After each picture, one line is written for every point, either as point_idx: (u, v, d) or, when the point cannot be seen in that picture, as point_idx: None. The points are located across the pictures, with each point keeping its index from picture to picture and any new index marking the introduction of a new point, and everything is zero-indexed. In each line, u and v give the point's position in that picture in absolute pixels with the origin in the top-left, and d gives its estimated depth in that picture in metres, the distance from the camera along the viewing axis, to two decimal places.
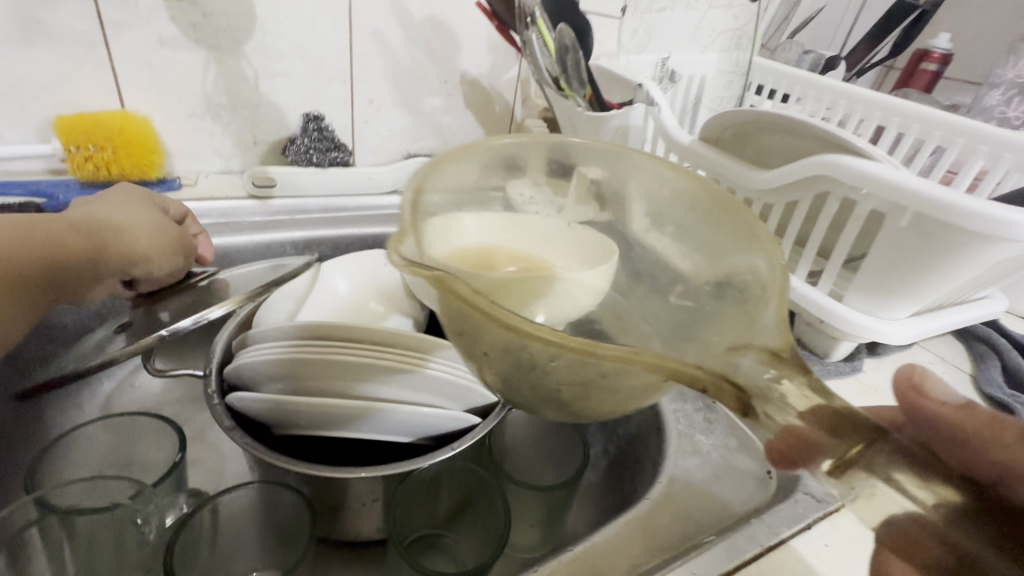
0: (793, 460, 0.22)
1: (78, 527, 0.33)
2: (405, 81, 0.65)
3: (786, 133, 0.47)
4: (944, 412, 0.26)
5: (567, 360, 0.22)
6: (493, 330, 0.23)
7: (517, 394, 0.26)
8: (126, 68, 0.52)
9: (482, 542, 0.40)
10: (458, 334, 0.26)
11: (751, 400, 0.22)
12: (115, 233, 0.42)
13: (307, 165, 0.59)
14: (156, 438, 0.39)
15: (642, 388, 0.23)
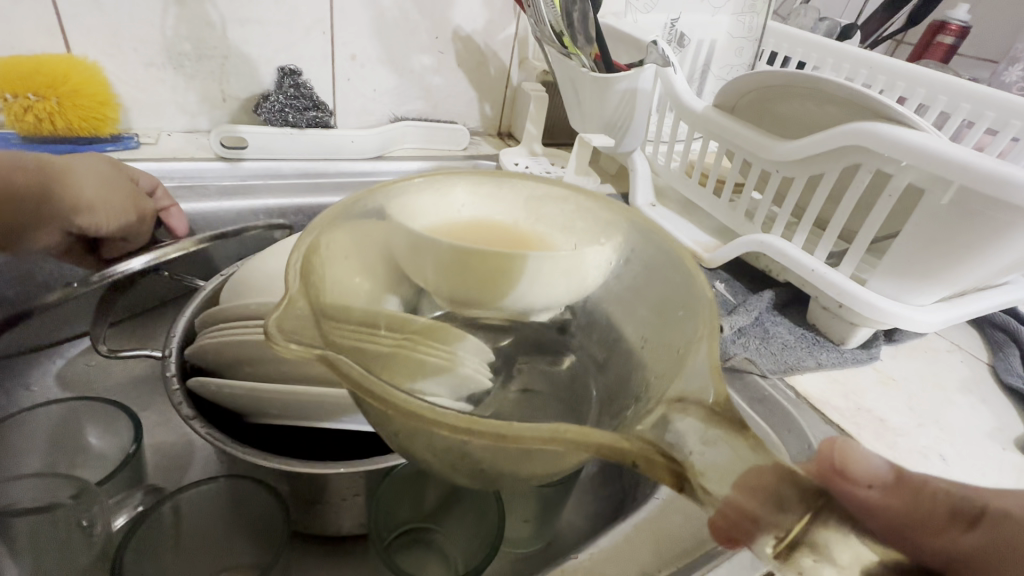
0: (733, 540, 0.18)
1: (14, 530, 0.28)
2: (392, 35, 0.59)
3: (808, 99, 0.43)
4: (880, 504, 0.18)
5: (482, 445, 0.19)
6: (396, 417, 0.20)
7: (436, 464, 0.23)
8: (71, 7, 0.46)
9: (474, 539, 0.37)
10: (369, 414, 0.23)
11: (686, 472, 0.18)
12: (64, 180, 0.39)
13: (282, 126, 0.54)
14: (109, 425, 0.35)
15: (561, 456, 0.21)
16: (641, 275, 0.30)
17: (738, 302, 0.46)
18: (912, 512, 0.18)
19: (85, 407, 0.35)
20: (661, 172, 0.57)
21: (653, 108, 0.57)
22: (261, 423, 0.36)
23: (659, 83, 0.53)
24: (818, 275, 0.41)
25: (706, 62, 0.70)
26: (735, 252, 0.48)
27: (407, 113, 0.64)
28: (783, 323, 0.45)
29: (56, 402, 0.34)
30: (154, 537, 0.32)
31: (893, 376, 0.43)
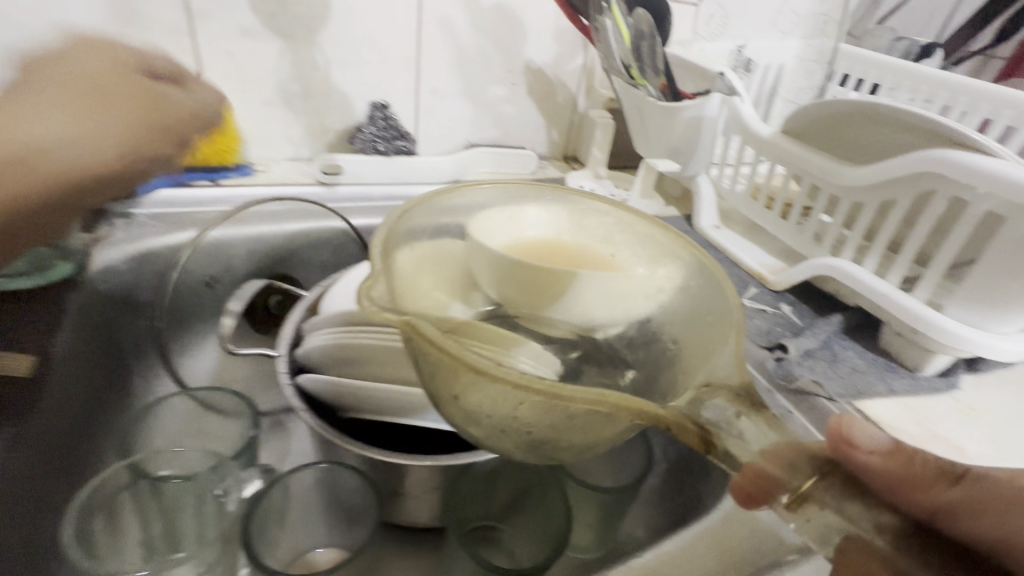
0: (753, 498, 0.22)
1: (164, 493, 0.34)
2: (470, 70, 0.64)
3: (881, 126, 0.44)
4: (880, 465, 0.22)
5: (532, 403, 0.22)
6: (464, 376, 0.23)
7: (497, 440, 0.26)
8: (209, 58, 0.55)
9: (540, 538, 0.39)
10: (429, 377, 0.26)
11: (711, 434, 0.22)
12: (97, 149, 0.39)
13: (373, 154, 0.60)
14: (234, 416, 0.40)
15: (603, 423, 0.23)
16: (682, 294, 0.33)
17: (803, 327, 0.46)
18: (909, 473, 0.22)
19: (209, 396, 0.40)
20: (726, 195, 0.58)
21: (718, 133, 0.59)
22: (354, 418, 0.41)
23: (724, 112, 0.55)
24: (890, 300, 0.41)
25: (773, 87, 0.70)
26: (803, 274, 0.48)
27: (480, 140, 0.69)
28: (853, 347, 0.45)
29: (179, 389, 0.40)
30: (270, 512, 0.36)
31: (975, 407, 0.41)
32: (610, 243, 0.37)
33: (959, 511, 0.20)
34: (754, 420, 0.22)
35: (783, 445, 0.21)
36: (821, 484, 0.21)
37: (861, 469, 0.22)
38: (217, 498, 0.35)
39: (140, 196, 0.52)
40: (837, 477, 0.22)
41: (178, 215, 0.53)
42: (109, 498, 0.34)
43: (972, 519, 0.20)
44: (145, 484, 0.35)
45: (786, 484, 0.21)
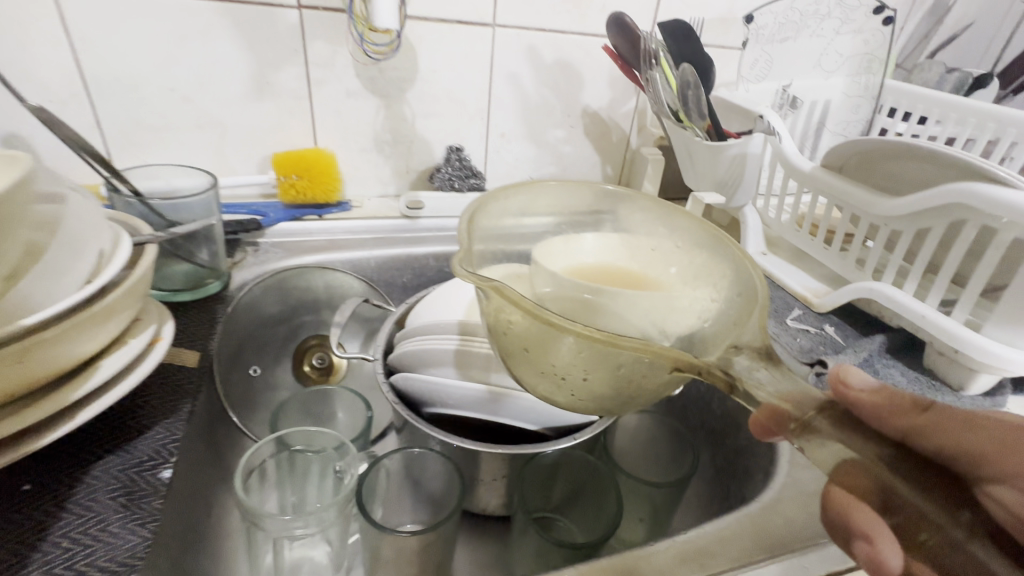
0: (770, 430, 0.27)
1: (298, 460, 0.44)
2: (534, 116, 0.73)
3: (918, 161, 0.47)
4: (871, 402, 0.27)
5: (590, 351, 0.28)
6: (537, 326, 0.29)
7: (553, 391, 0.32)
8: (321, 115, 0.65)
9: (596, 526, 0.45)
10: (503, 338, 0.32)
11: (736, 382, 0.27)
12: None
13: (450, 191, 0.70)
14: (350, 404, 0.51)
15: (646, 372, 0.29)
16: (720, 287, 0.37)
17: (847, 344, 0.50)
18: (895, 407, 0.27)
19: (323, 392, 0.51)
20: (772, 223, 0.62)
21: (764, 166, 0.63)
22: (433, 413, 0.48)
23: (769, 147, 0.60)
24: (928, 320, 0.44)
25: (820, 121, 0.74)
26: (845, 297, 0.51)
27: (541, 176, 0.78)
28: (896, 366, 0.48)
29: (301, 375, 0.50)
30: (376, 485, 0.45)
31: None
32: (653, 237, 0.44)
33: (928, 434, 0.26)
34: (770, 370, 0.28)
35: (792, 389, 0.27)
36: (822, 416, 0.26)
37: (853, 402, 0.27)
38: (337, 472, 0.44)
39: (265, 227, 0.63)
40: (835, 411, 0.27)
41: (293, 244, 0.64)
42: (261, 465, 0.42)
43: (935, 437, 0.26)
44: (285, 452, 0.44)
45: (798, 417, 0.26)
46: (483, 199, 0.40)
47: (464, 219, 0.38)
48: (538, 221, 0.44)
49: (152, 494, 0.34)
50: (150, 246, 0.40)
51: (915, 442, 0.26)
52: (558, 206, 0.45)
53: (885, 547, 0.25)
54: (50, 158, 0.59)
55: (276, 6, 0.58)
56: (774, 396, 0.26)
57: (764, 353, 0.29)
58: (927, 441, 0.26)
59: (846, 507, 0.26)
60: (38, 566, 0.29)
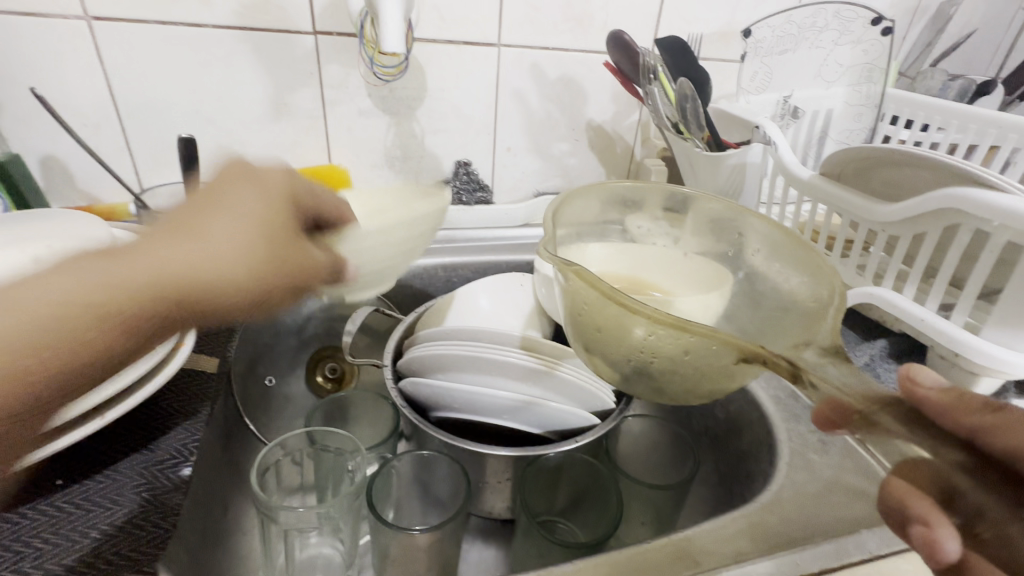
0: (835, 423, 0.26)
1: (319, 458, 0.46)
2: (539, 130, 0.75)
3: (913, 167, 0.48)
4: (935, 399, 0.26)
5: (659, 333, 0.29)
6: (609, 309, 0.30)
7: (619, 375, 0.34)
8: (335, 134, 0.69)
9: (597, 527, 0.46)
10: (577, 319, 0.34)
11: (801, 370, 0.28)
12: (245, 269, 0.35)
13: (457, 204, 0.72)
14: (375, 407, 0.54)
15: (714, 362, 0.30)
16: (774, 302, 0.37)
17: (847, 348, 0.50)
18: (959, 405, 0.26)
19: (347, 397, 0.53)
20: None
21: (766, 174, 0.65)
22: (442, 418, 0.50)
23: (768, 156, 0.61)
24: (927, 323, 0.45)
25: (823, 130, 0.75)
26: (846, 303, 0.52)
27: (547, 188, 0.80)
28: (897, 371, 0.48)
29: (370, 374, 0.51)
30: (386, 485, 0.46)
31: None
32: (644, 248, 0.47)
33: (994, 431, 0.25)
34: (839, 366, 0.28)
35: (859, 385, 0.27)
36: (889, 415, 0.26)
37: (919, 400, 0.27)
38: (348, 472, 0.45)
39: None
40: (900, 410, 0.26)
41: None
42: (277, 462, 0.44)
43: (1011, 437, 0.24)
44: (308, 449, 0.46)
45: (863, 410, 0.26)
46: (566, 195, 0.43)
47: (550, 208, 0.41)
48: (585, 229, 0.46)
49: (177, 490, 0.37)
50: None
51: (982, 442, 0.25)
52: (611, 218, 0.47)
53: (943, 532, 0.25)
54: (84, 178, 0.63)
55: (292, 33, 0.62)
56: (842, 392, 0.26)
57: (834, 353, 0.29)
58: (993, 438, 0.25)
59: (905, 495, 0.26)
60: (69, 554, 0.32)
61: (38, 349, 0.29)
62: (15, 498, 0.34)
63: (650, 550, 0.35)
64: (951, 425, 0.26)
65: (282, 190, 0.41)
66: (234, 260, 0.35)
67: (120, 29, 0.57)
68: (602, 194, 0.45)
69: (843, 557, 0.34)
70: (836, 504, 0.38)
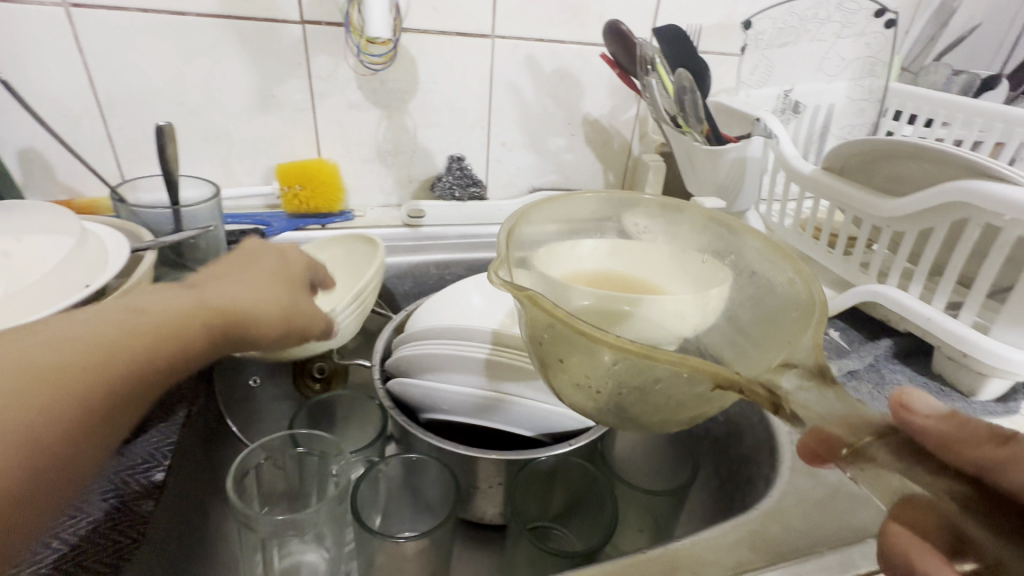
0: (822, 457, 0.25)
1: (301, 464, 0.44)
2: (535, 124, 0.74)
3: (918, 159, 0.47)
4: (934, 430, 0.25)
5: (627, 362, 0.27)
6: (570, 337, 0.28)
7: (587, 403, 0.32)
8: (324, 128, 0.67)
9: (592, 534, 0.44)
10: (537, 346, 0.32)
11: (781, 400, 0.26)
12: (262, 307, 0.34)
13: (451, 200, 0.71)
14: (364, 409, 0.52)
15: (687, 388, 0.28)
16: (763, 304, 0.36)
17: (851, 348, 0.49)
18: (961, 434, 0.24)
19: (333, 399, 0.51)
20: (776, 228, 0.62)
21: (766, 170, 0.63)
22: (429, 420, 0.48)
23: (769, 151, 0.60)
24: (934, 323, 0.43)
25: (824, 125, 0.73)
26: (851, 301, 0.50)
27: (543, 184, 0.78)
28: (903, 372, 0.47)
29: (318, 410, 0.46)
30: (372, 490, 0.44)
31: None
32: (641, 246, 0.45)
33: (1003, 465, 0.23)
34: (812, 391, 0.26)
35: (846, 412, 0.26)
36: (881, 443, 0.25)
37: (917, 430, 0.25)
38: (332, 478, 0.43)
39: (269, 236, 0.64)
40: (897, 441, 0.25)
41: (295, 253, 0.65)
42: (257, 468, 0.42)
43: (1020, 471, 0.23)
44: (290, 453, 0.44)
45: (849, 442, 0.24)
46: (521, 210, 0.40)
47: (504, 228, 0.38)
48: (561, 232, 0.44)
49: (147, 496, 0.35)
50: (148, 253, 0.41)
51: (990, 477, 0.24)
52: (583, 217, 0.45)
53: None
54: (64, 172, 0.61)
55: (279, 21, 0.60)
56: (827, 421, 0.25)
57: (816, 374, 0.27)
58: (1003, 474, 0.23)
59: (908, 549, 0.24)
60: (26, 565, 0.30)
61: (44, 390, 0.23)
62: None
63: (646, 561, 0.33)
64: (953, 460, 0.24)
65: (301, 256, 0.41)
66: (255, 297, 0.34)
67: (100, 16, 0.55)
68: (567, 200, 0.43)
69: (849, 568, 0.33)
70: (840, 512, 0.37)
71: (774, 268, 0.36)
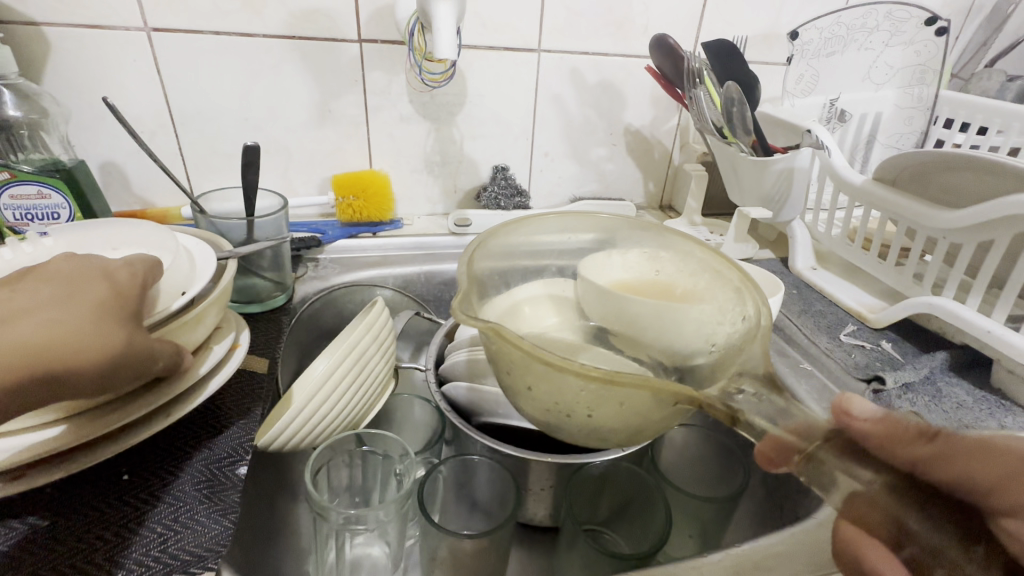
0: (776, 463, 0.28)
1: (368, 461, 0.47)
2: (578, 135, 0.75)
3: (978, 172, 0.46)
4: (867, 432, 0.28)
5: (593, 386, 0.30)
6: (537, 367, 0.31)
7: (561, 425, 0.35)
8: (376, 140, 0.70)
9: (642, 540, 0.45)
10: (509, 376, 0.35)
11: (738, 415, 0.29)
12: (80, 338, 0.29)
13: (496, 209, 0.73)
14: (421, 412, 0.54)
15: (648, 406, 0.31)
16: (721, 317, 0.37)
17: (906, 360, 0.48)
18: (893, 435, 0.27)
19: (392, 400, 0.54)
20: (822, 238, 0.61)
21: (813, 180, 0.63)
22: (482, 422, 0.50)
23: (816, 161, 0.60)
24: (995, 336, 0.43)
25: (870, 134, 0.73)
26: (904, 312, 0.50)
27: (584, 193, 0.79)
28: (961, 385, 0.46)
29: (339, 430, 0.45)
30: (433, 490, 0.46)
31: None
32: (656, 261, 0.45)
33: (930, 463, 0.26)
34: (761, 395, 0.30)
35: (798, 417, 0.28)
36: (828, 447, 0.28)
37: (857, 432, 0.28)
38: (397, 476, 0.46)
39: (325, 244, 0.68)
40: (841, 444, 0.28)
41: (348, 260, 0.68)
42: (329, 464, 0.45)
43: (944, 467, 0.26)
44: (356, 450, 0.47)
45: (800, 447, 0.27)
46: (483, 236, 0.41)
47: (465, 258, 0.39)
48: (532, 252, 0.46)
49: (233, 487, 0.37)
50: (229, 262, 0.44)
51: (923, 474, 0.27)
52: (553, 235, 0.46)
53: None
54: (140, 184, 0.65)
55: (339, 41, 0.63)
56: (779, 428, 0.28)
57: (767, 381, 0.31)
58: (929, 470, 0.26)
59: (858, 542, 0.26)
60: (135, 548, 0.32)
61: None
62: (85, 490, 0.35)
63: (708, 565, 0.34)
64: (888, 456, 0.27)
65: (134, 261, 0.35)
66: (65, 328, 0.29)
67: (177, 39, 0.59)
68: (530, 222, 0.44)
69: None
70: None
71: (733, 282, 0.39)
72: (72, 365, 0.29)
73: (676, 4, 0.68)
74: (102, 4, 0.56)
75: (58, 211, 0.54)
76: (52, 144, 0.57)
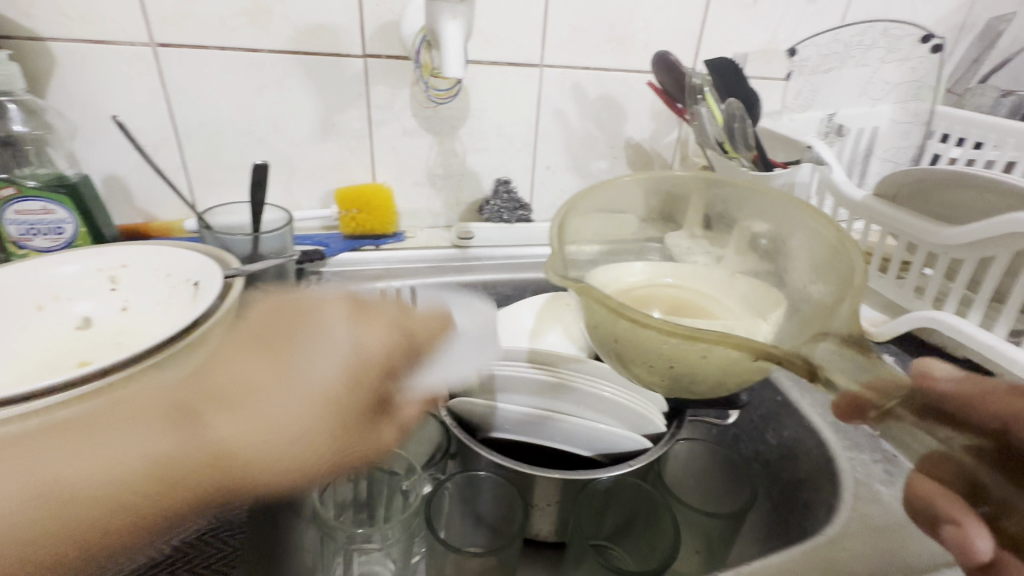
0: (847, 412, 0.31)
1: (374, 477, 0.47)
2: (579, 148, 0.76)
3: (978, 189, 0.47)
4: (953, 387, 0.31)
5: (675, 341, 0.31)
6: (620, 323, 0.33)
7: (649, 377, 0.35)
8: (379, 154, 0.70)
9: (648, 558, 0.45)
10: (600, 330, 0.36)
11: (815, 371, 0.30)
12: (303, 437, 0.32)
13: (498, 222, 0.73)
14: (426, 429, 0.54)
15: (734, 360, 0.31)
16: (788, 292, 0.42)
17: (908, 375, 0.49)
18: (978, 393, 0.30)
19: None
20: None
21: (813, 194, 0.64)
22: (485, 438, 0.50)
23: (817, 176, 0.61)
24: (996, 351, 0.43)
25: (867, 148, 0.75)
26: (905, 327, 0.51)
27: None
28: None
29: None
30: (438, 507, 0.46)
31: None
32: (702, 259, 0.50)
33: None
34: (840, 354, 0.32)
35: (874, 376, 0.31)
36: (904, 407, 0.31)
37: (936, 390, 0.31)
38: (404, 492, 0.46)
39: (328, 257, 0.68)
40: (915, 403, 0.31)
41: (351, 272, 0.68)
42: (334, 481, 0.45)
43: None
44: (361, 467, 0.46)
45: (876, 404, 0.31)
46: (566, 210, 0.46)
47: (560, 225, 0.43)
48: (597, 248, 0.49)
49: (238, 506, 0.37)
50: (235, 279, 0.43)
51: (1012, 429, 0.28)
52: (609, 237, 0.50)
53: (974, 531, 0.29)
54: (142, 196, 0.65)
55: (343, 56, 0.63)
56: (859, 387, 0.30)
57: None
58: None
59: (932, 493, 0.31)
60: None
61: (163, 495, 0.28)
62: None
63: None
64: (977, 419, 0.30)
65: (317, 407, 0.34)
66: (167, 451, 0.29)
67: (182, 55, 0.60)
68: (595, 202, 0.48)
69: None
70: (913, 542, 0.37)
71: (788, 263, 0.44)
72: (275, 475, 0.31)
73: (675, 21, 0.69)
74: (109, 20, 0.56)
75: (62, 225, 0.54)
76: (58, 159, 0.58)
